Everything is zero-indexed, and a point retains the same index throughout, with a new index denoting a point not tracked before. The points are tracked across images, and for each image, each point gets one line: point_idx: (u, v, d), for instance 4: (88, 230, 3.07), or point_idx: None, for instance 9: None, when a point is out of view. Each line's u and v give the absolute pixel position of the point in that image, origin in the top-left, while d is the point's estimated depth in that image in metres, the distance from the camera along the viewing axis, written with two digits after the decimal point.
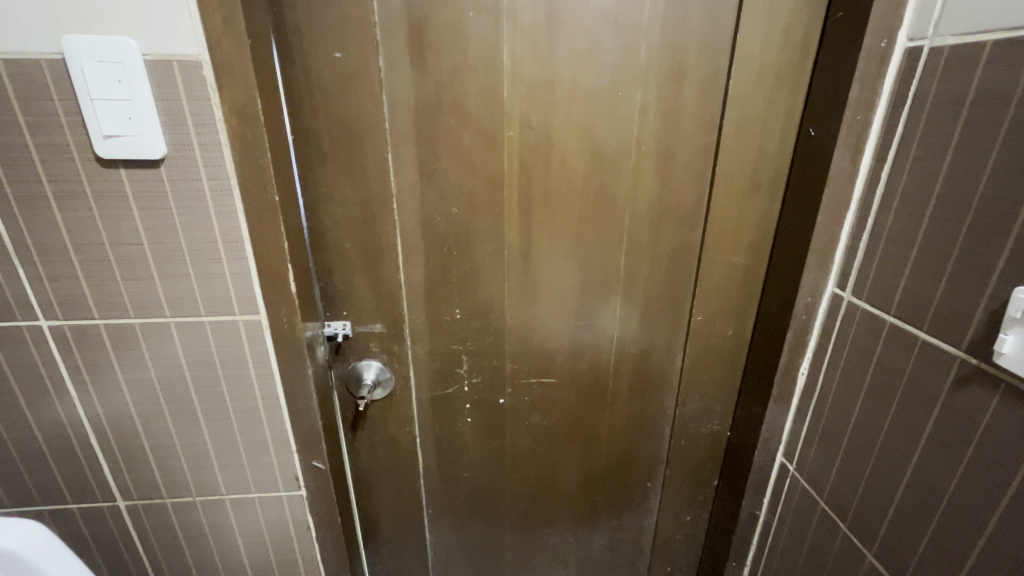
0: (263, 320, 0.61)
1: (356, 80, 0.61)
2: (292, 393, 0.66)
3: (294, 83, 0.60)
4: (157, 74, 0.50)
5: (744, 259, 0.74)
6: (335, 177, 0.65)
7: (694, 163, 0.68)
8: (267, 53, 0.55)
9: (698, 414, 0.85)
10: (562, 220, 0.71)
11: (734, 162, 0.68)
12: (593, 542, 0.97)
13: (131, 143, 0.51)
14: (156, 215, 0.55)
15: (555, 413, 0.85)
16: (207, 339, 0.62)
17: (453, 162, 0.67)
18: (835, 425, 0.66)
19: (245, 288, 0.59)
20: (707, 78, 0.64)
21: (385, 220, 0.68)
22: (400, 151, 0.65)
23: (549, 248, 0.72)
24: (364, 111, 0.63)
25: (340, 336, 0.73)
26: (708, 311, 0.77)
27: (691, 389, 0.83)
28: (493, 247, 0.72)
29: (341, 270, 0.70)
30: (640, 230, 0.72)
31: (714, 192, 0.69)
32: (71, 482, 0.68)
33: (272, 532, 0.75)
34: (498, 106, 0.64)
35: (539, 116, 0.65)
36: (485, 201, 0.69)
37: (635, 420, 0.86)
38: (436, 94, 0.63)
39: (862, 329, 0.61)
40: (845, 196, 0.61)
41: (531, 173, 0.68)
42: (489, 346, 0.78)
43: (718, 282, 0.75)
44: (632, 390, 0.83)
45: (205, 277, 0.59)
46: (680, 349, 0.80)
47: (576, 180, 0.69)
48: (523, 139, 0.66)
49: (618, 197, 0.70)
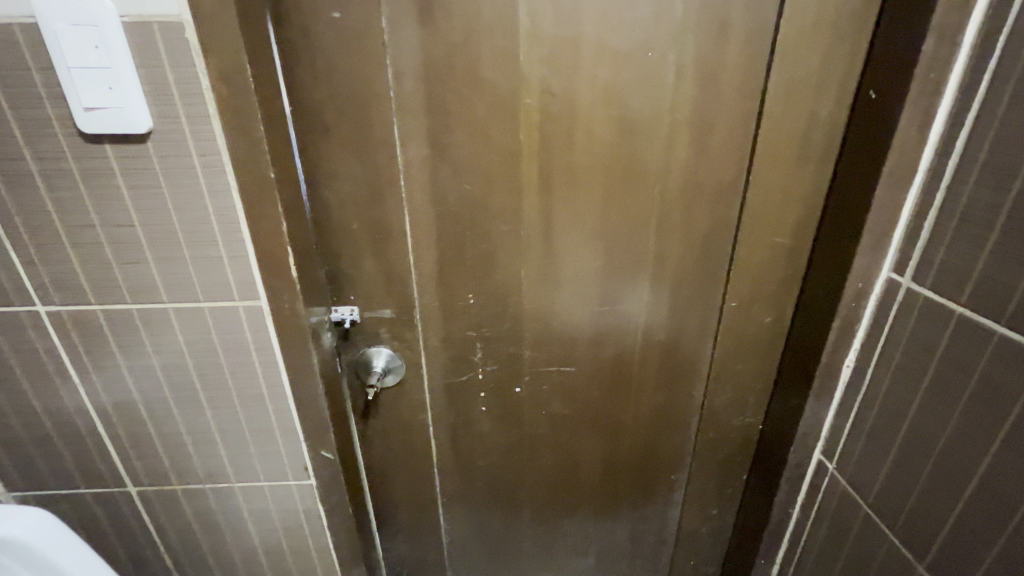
0: (264, 306, 0.58)
1: (359, 46, 0.56)
2: (298, 382, 0.63)
3: (291, 48, 0.55)
4: (137, 37, 0.45)
5: (786, 240, 0.67)
6: (339, 153, 0.60)
7: (735, 131, 0.61)
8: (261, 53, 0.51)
9: (729, 406, 0.80)
10: (583, 198, 0.65)
11: (778, 132, 0.61)
12: (614, 533, 0.94)
13: (114, 115, 0.47)
14: (147, 195, 0.52)
15: (576, 402, 0.80)
16: (207, 325, 0.59)
17: (466, 135, 0.61)
18: (885, 425, 0.60)
19: (244, 272, 0.56)
20: (753, 34, 0.56)
21: (393, 198, 0.63)
22: (408, 124, 0.60)
23: (570, 228, 0.67)
24: (368, 80, 0.57)
25: (348, 321, 0.69)
26: (744, 297, 0.71)
27: (721, 380, 0.77)
28: (510, 227, 0.66)
29: (348, 252, 0.66)
30: (670, 208, 0.65)
31: (755, 165, 0.62)
32: (82, 467, 0.67)
33: (283, 520, 0.74)
34: (515, 71, 0.58)
35: (560, 81, 0.58)
36: (500, 178, 0.63)
37: (660, 410, 0.81)
38: (447, 60, 0.57)
39: (923, 320, 0.54)
40: (909, 170, 0.53)
41: (551, 146, 0.62)
42: (504, 333, 0.74)
43: (756, 265, 0.68)
44: (658, 379, 0.78)
45: (201, 262, 0.55)
46: (711, 337, 0.75)
47: (601, 153, 0.62)
48: (542, 107, 0.60)
49: (647, 171, 0.63)
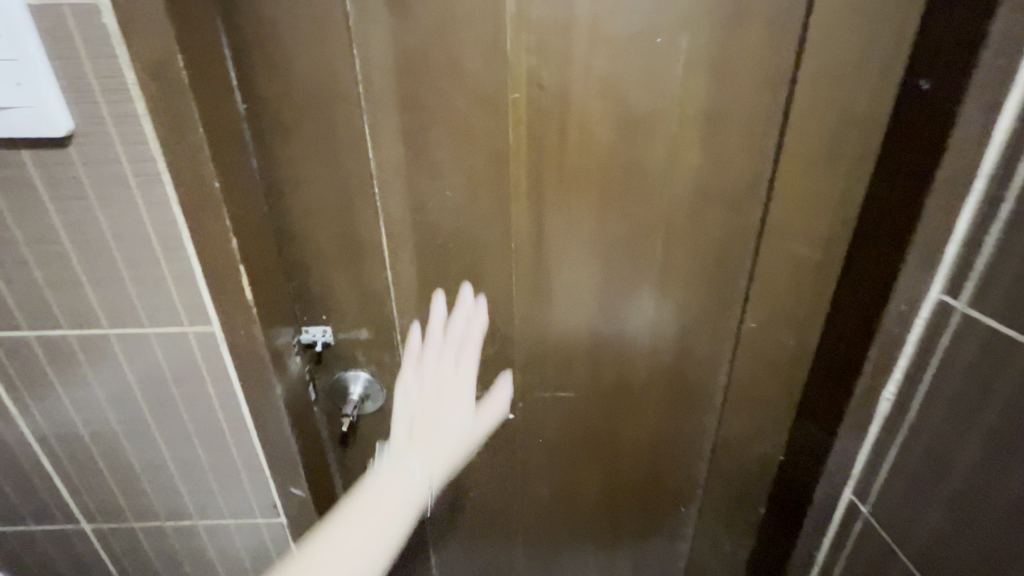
0: (216, 331, 0.51)
1: (321, 36, 0.48)
2: (260, 414, 0.56)
3: (243, 38, 0.48)
4: (46, 23, 0.38)
5: (813, 253, 0.58)
6: (303, 157, 0.54)
7: (755, 130, 0.53)
8: (201, 38, 0.43)
9: (746, 435, 0.72)
10: (580, 206, 0.57)
11: (806, 131, 0.52)
12: (617, 567, 0.86)
13: (27, 117, 0.40)
14: (75, 209, 0.45)
15: (575, 429, 0.73)
16: (154, 353, 0.52)
17: (446, 136, 0.53)
18: (932, 469, 0.52)
19: (191, 294, 0.49)
20: (778, 16, 0.48)
21: (365, 207, 0.56)
22: (379, 123, 0.53)
23: (565, 240, 0.59)
24: (332, 74, 0.50)
25: (319, 343, 0.63)
26: (763, 317, 0.63)
27: (737, 407, 0.69)
28: (498, 238, 0.59)
29: (318, 267, 0.59)
30: (679, 217, 0.58)
31: (778, 169, 0.54)
32: (29, 504, 0.61)
33: (253, 559, 0.67)
34: (500, 62, 0.50)
35: (552, 74, 0.51)
36: (485, 183, 0.56)
37: (669, 438, 0.73)
38: (422, 49, 0.49)
39: (983, 352, 0.46)
40: (966, 174, 0.45)
41: (543, 147, 0.54)
42: (494, 355, 0.67)
43: (778, 282, 0.60)
44: (666, 405, 0.70)
45: (142, 283, 0.48)
46: (725, 360, 0.66)
47: (599, 155, 0.55)
48: (531, 104, 0.52)
49: (652, 176, 0.55)
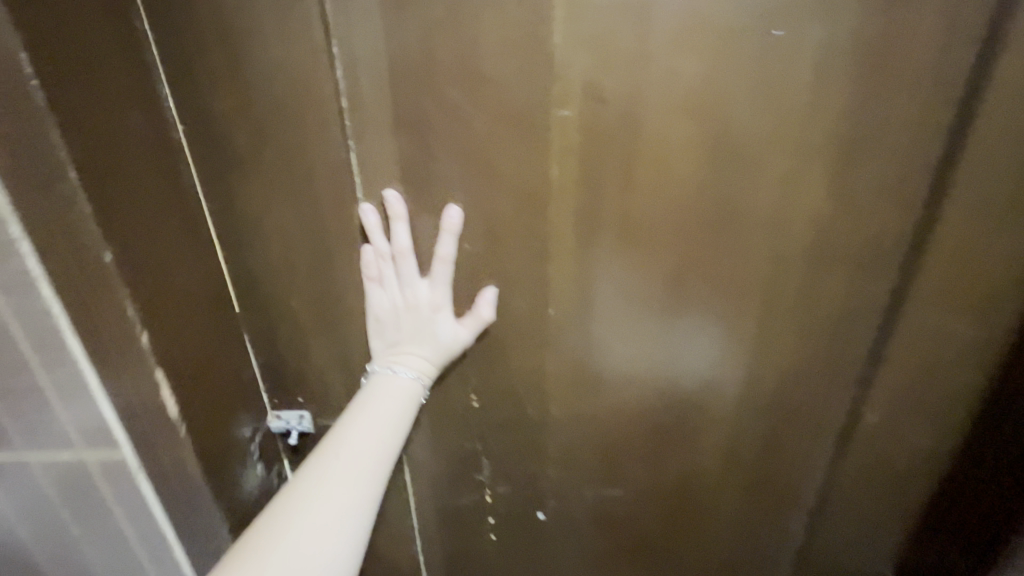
0: (126, 460, 0.37)
1: (285, 38, 0.35)
2: (202, 542, 0.42)
3: (188, 39, 0.35)
4: None
5: (973, 330, 0.42)
6: (269, 199, 0.41)
7: (905, 161, 0.37)
8: (78, 36, 0.30)
9: (849, 556, 0.54)
10: (640, 269, 0.42)
11: (983, 163, 0.36)
12: None
13: None
14: None
15: (622, 535, 0.57)
16: (48, 480, 0.39)
17: (461, 168, 0.39)
18: None
19: (85, 416, 0.35)
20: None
21: (350, 263, 0.42)
22: (369, 152, 0.38)
23: (621, 306, 0.44)
24: (301, 88, 0.37)
25: (295, 433, 0.50)
26: (889, 412, 0.46)
27: (841, 521, 0.52)
28: (530, 302, 0.44)
29: (292, 337, 0.46)
30: (783, 278, 0.42)
31: (932, 216, 0.38)
32: None
33: None
34: (541, 65, 0.35)
35: (617, 80, 0.35)
36: (515, 231, 0.41)
37: (743, 552, 0.56)
38: (427, 50, 0.35)
39: None
40: None
41: (598, 182, 0.39)
42: (516, 446, 0.52)
43: (917, 367, 0.44)
44: (743, 513, 0.54)
45: (21, 396, 0.35)
46: (830, 462, 0.50)
47: (677, 194, 0.39)
48: (584, 128, 0.37)
49: (750, 223, 0.40)
